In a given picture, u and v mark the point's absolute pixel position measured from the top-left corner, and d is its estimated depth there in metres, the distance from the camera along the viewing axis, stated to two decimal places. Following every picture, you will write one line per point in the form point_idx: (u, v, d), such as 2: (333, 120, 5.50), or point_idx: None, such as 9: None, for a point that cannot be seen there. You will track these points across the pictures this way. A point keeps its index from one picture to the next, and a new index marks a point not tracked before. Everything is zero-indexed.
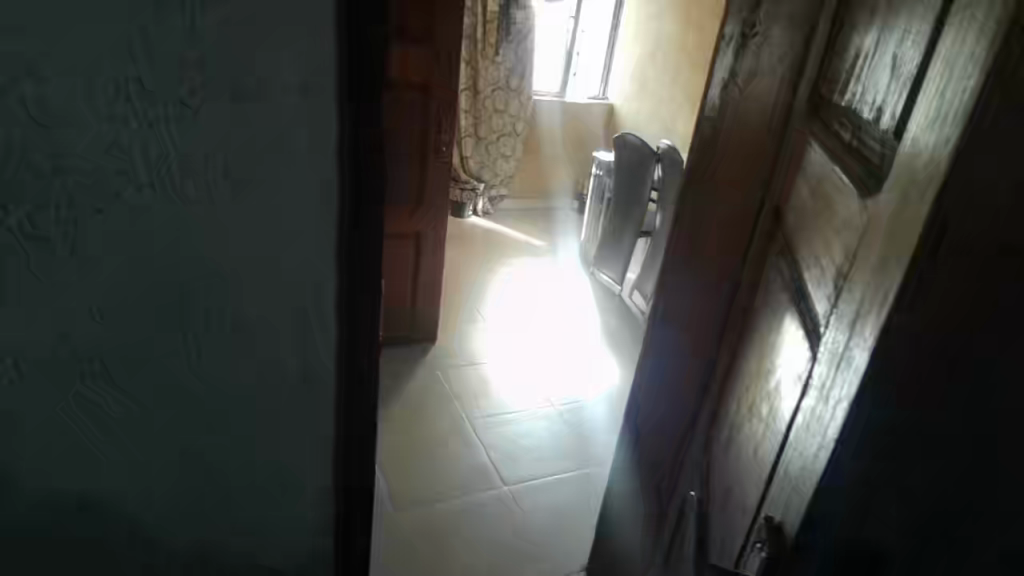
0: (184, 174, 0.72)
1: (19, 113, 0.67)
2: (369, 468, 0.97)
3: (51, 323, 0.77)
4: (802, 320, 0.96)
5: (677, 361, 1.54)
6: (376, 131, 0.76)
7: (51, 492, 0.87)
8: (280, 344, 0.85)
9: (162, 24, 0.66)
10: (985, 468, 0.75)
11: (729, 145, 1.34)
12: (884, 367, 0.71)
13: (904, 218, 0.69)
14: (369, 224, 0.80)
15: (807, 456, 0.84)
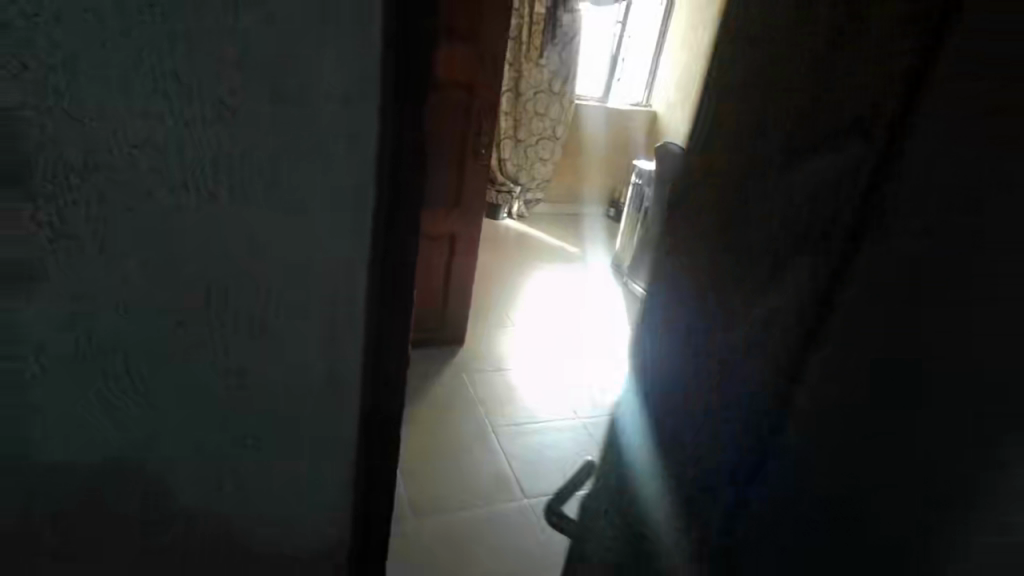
0: (220, 173, 0.70)
1: (53, 106, 0.63)
2: (390, 476, 0.95)
3: (76, 325, 0.74)
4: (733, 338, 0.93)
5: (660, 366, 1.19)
6: (418, 134, 0.73)
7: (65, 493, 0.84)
8: (307, 352, 0.82)
9: (203, 19, 0.63)
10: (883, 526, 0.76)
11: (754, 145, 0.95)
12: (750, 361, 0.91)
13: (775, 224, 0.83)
14: (404, 227, 0.78)
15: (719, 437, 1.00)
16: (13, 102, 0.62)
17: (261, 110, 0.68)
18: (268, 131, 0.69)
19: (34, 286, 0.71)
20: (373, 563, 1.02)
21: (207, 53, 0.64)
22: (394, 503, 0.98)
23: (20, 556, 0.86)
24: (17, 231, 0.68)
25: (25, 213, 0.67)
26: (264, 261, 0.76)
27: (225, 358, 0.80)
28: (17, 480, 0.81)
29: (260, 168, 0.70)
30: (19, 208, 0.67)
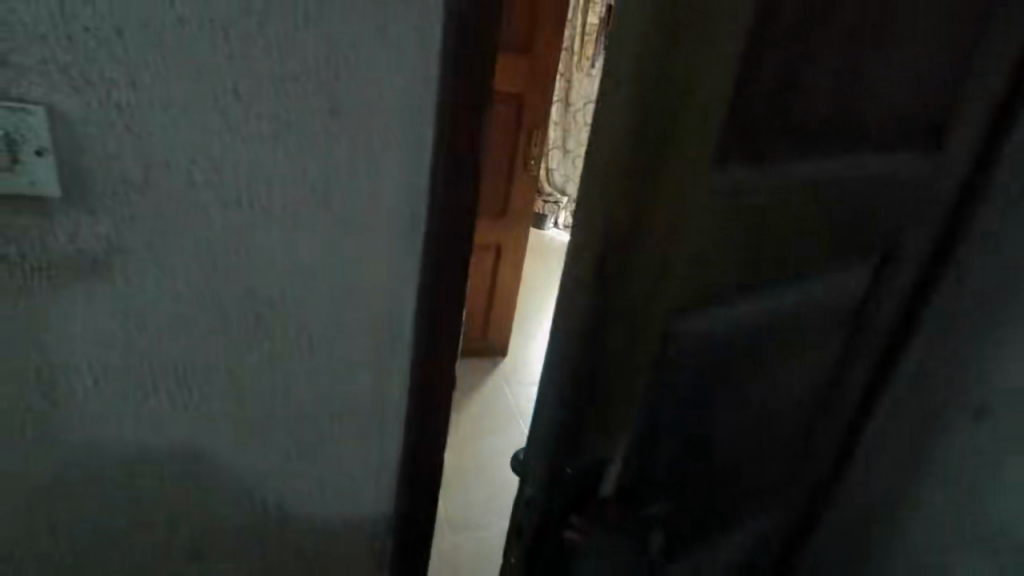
0: (274, 192, 0.69)
1: (115, 122, 0.62)
2: (433, 499, 0.92)
3: (128, 341, 0.73)
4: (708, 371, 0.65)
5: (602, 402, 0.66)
6: (473, 144, 0.70)
7: (107, 512, 0.82)
8: (354, 368, 0.81)
9: (265, 36, 0.62)
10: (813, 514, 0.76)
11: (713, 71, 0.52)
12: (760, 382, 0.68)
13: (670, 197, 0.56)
14: (456, 243, 0.74)
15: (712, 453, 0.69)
16: (76, 116, 0.61)
17: (317, 127, 0.67)
18: (324, 146, 0.68)
19: (90, 302, 0.69)
20: None
21: (266, 70, 0.64)
22: (435, 528, 0.95)
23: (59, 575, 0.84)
24: (75, 246, 0.66)
25: (84, 229, 0.66)
26: (315, 280, 0.74)
27: (272, 376, 0.79)
28: (66, 495, 0.79)
29: (313, 185, 0.70)
30: (78, 224, 0.65)
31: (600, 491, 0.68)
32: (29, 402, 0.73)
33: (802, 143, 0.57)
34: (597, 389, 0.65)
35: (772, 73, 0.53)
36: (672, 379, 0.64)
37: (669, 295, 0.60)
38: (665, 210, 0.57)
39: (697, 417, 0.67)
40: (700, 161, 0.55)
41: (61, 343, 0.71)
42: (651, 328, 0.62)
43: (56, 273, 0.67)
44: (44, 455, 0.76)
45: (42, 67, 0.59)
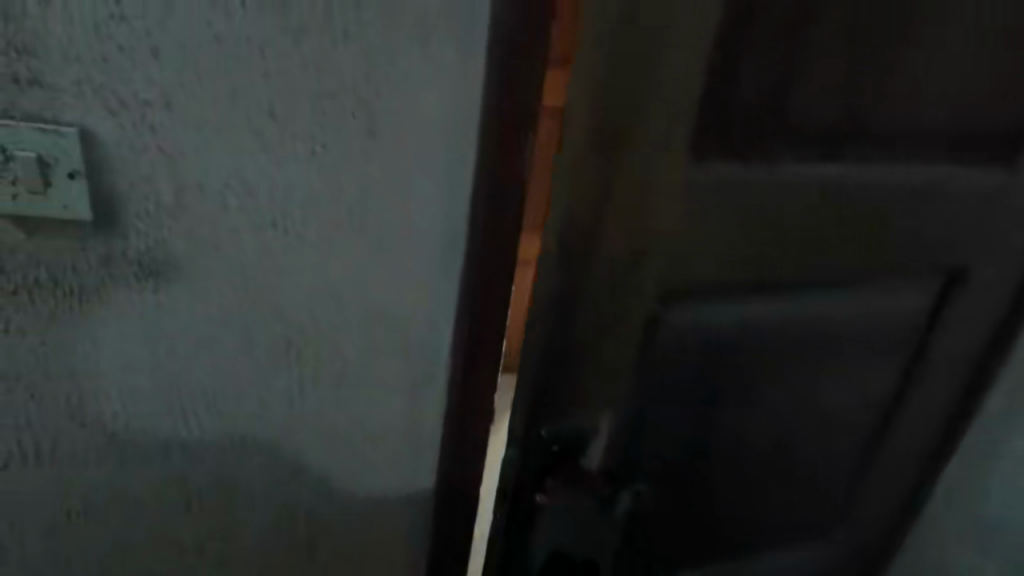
0: (308, 215, 0.66)
1: (148, 143, 0.60)
2: (467, 535, 0.85)
3: (158, 366, 0.71)
4: (679, 354, 0.82)
5: (574, 370, 0.78)
6: (517, 165, 0.65)
7: (132, 538, 0.80)
8: (388, 394, 0.77)
9: (304, 54, 0.59)
10: (854, 493, 1.03)
11: (660, 109, 0.66)
12: (708, 371, 0.84)
13: (641, 209, 0.72)
14: (497, 264, 0.70)
15: (679, 432, 0.88)
16: (109, 138, 0.59)
17: (354, 147, 0.64)
18: (361, 167, 0.65)
19: (121, 325, 0.68)
20: None
21: (303, 89, 0.61)
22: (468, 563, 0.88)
23: None
24: (107, 270, 0.65)
25: (116, 252, 0.64)
26: (348, 304, 0.71)
27: (303, 404, 0.76)
28: (94, 517, 0.78)
29: (348, 208, 0.66)
30: (110, 247, 0.63)
31: (583, 464, 0.86)
32: (60, 425, 0.72)
33: (799, 137, 0.72)
34: (571, 364, 0.78)
35: (751, 90, 0.68)
36: (656, 374, 0.82)
37: (644, 286, 0.76)
38: (628, 214, 0.71)
39: (696, 419, 0.87)
40: (672, 170, 0.70)
41: (92, 366, 0.69)
42: (640, 300, 0.77)
43: (87, 296, 0.65)
44: (73, 478, 0.75)
45: (77, 89, 0.57)
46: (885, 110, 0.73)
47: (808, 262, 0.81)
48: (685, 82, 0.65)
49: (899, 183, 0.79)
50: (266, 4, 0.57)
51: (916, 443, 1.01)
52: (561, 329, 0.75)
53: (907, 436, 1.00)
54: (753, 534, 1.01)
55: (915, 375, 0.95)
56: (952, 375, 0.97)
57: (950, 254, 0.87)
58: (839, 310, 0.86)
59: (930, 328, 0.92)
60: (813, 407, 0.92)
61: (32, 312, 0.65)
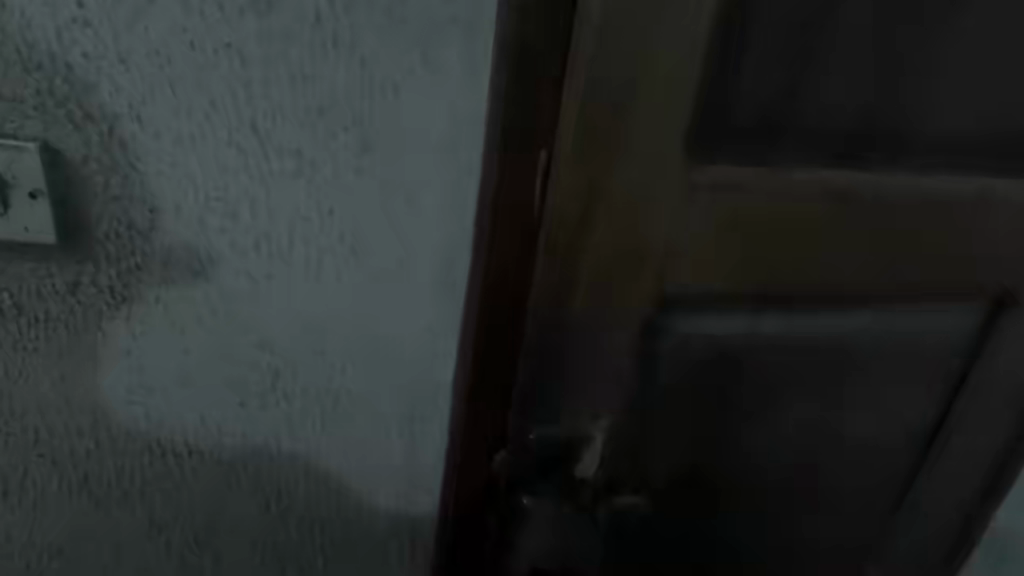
0: (296, 238, 0.60)
1: (118, 160, 0.55)
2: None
3: (134, 400, 0.65)
4: (681, 369, 0.73)
5: (562, 385, 0.69)
6: (523, 173, 0.60)
7: None
8: (384, 428, 0.70)
9: (288, 63, 0.54)
10: (895, 519, 0.94)
11: (655, 111, 0.59)
12: (721, 373, 0.75)
13: (636, 212, 0.63)
14: (504, 282, 0.63)
15: (687, 440, 0.78)
16: (75, 155, 0.54)
17: (346, 165, 0.58)
18: (353, 186, 0.59)
19: (93, 356, 0.62)
20: None
21: (289, 99, 0.55)
22: None
23: None
24: (76, 296, 0.59)
25: (85, 278, 0.58)
26: (340, 328, 0.65)
27: (292, 442, 0.69)
28: (66, 564, 0.72)
29: (339, 227, 0.60)
30: (78, 273, 0.58)
31: (578, 472, 0.73)
32: (29, 461, 0.66)
33: (809, 140, 0.66)
34: (560, 369, 0.68)
35: (756, 87, 0.62)
36: (657, 384, 0.73)
37: (640, 294, 0.67)
38: (621, 217, 0.63)
39: (703, 427, 0.78)
40: (670, 172, 0.62)
41: (61, 399, 0.64)
42: (634, 306, 0.67)
43: (55, 324, 0.60)
44: (44, 519, 0.69)
45: (39, 101, 0.52)
46: (901, 111, 0.68)
47: (825, 269, 0.73)
48: (678, 78, 0.58)
49: (926, 192, 0.72)
50: (246, 5, 0.52)
51: (965, 466, 0.93)
52: (543, 342, 0.67)
53: (949, 470, 0.93)
54: (770, 560, 0.91)
55: (967, 392, 0.88)
56: (1000, 401, 0.89)
57: (997, 273, 0.80)
58: (863, 329, 0.78)
59: (973, 357, 0.85)
60: (836, 434, 0.85)
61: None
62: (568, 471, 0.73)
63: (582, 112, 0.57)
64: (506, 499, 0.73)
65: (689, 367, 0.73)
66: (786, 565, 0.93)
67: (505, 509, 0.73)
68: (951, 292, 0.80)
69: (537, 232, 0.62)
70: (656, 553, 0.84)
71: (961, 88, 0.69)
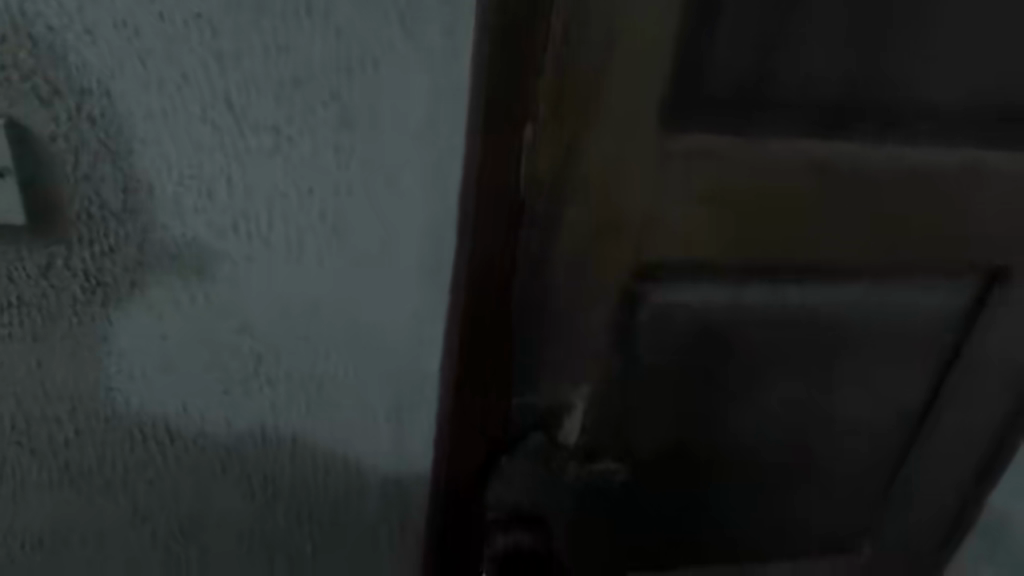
0: (275, 216, 0.59)
1: (88, 137, 0.53)
2: (460, 558, 0.79)
3: (112, 387, 0.63)
4: (657, 336, 0.77)
5: (543, 347, 0.74)
6: (506, 144, 0.62)
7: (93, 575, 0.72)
8: (370, 412, 0.69)
9: (262, 33, 0.52)
10: (883, 495, 0.96)
11: (628, 79, 0.61)
12: (698, 343, 0.78)
13: (611, 179, 0.66)
14: (484, 251, 0.65)
15: (668, 410, 0.82)
16: (43, 131, 0.52)
17: (326, 140, 0.56)
18: (332, 164, 0.57)
19: (69, 342, 0.61)
20: None
21: (263, 72, 0.53)
22: None
23: None
24: (50, 280, 0.58)
25: (58, 261, 0.57)
26: (323, 312, 0.63)
27: (276, 429, 0.68)
28: (49, 555, 0.70)
29: (319, 207, 0.59)
30: (50, 255, 0.56)
31: (559, 438, 0.80)
32: (8, 450, 0.65)
33: (785, 111, 0.67)
34: (538, 330, 0.72)
35: (729, 57, 0.64)
36: (632, 350, 0.77)
37: (614, 261, 0.70)
38: (596, 186, 0.66)
39: (681, 393, 0.81)
40: (642, 141, 0.64)
41: (39, 386, 0.62)
42: (611, 275, 0.71)
43: (29, 308, 0.59)
44: (27, 510, 0.68)
45: (3, 75, 0.50)
46: (886, 83, 0.68)
47: (805, 243, 0.73)
48: (656, 45, 0.60)
49: (911, 167, 0.72)
50: None
51: (956, 446, 0.93)
52: (522, 306, 0.71)
53: (942, 447, 0.93)
54: (752, 529, 0.94)
55: (959, 370, 0.87)
56: (993, 380, 0.89)
57: (985, 249, 0.79)
58: (846, 303, 0.79)
59: (966, 332, 0.85)
60: (818, 406, 0.86)
61: None
62: (551, 437, 0.79)
63: (557, 80, 0.60)
64: (494, 470, 0.77)
65: (666, 334, 0.77)
66: (768, 536, 0.96)
67: (490, 475, 0.77)
68: (938, 267, 0.80)
69: (517, 201, 0.65)
70: (636, 521, 0.89)
71: (949, 61, 0.68)
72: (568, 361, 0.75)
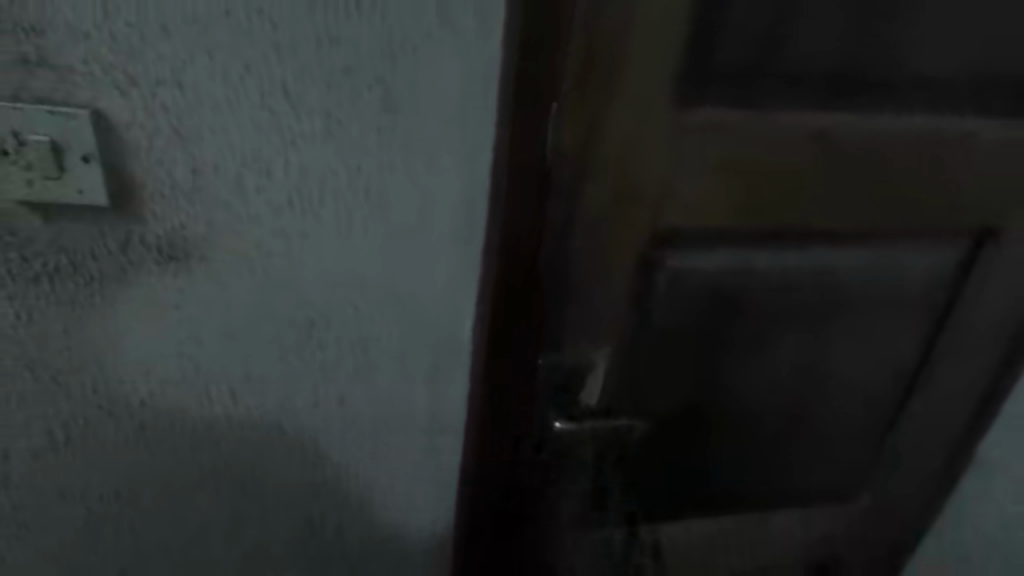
0: (326, 194, 0.64)
1: (162, 125, 0.58)
2: (492, 497, 0.89)
3: (183, 352, 0.70)
4: (673, 301, 0.83)
5: (569, 312, 0.79)
6: (538, 125, 0.67)
7: (166, 521, 0.79)
8: (412, 373, 0.76)
9: (315, 24, 0.57)
10: (878, 446, 1.04)
11: (648, 61, 0.66)
12: (712, 306, 0.84)
13: (632, 155, 0.71)
14: (512, 228, 0.72)
15: (684, 370, 0.89)
16: (122, 119, 0.58)
17: (370, 123, 0.62)
18: (377, 144, 0.63)
19: (144, 311, 0.67)
20: None
21: (317, 63, 0.59)
22: (495, 523, 0.91)
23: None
24: (127, 255, 0.63)
25: (135, 236, 0.63)
26: (368, 283, 0.69)
27: (327, 388, 0.75)
28: (125, 506, 0.77)
29: (366, 186, 0.65)
30: (127, 232, 0.62)
31: (581, 398, 0.85)
32: (89, 412, 0.71)
33: (794, 88, 0.72)
34: (564, 299, 0.78)
35: (743, 34, 0.68)
36: (649, 315, 0.83)
37: (634, 232, 0.76)
38: (618, 163, 0.71)
39: (694, 354, 0.88)
40: (660, 118, 0.69)
41: (115, 352, 0.68)
42: (630, 245, 0.77)
43: (108, 280, 0.64)
44: (105, 465, 0.74)
45: (87, 70, 0.56)
46: (885, 57, 0.73)
47: (808, 209, 0.79)
48: (667, 34, 0.65)
49: (904, 137, 0.77)
50: None
51: (950, 400, 1.00)
52: (549, 275, 0.76)
53: (938, 397, 1.00)
54: (759, 481, 1.02)
55: (951, 329, 0.94)
56: (985, 337, 0.95)
57: (973, 216, 0.85)
58: (847, 266, 0.86)
59: (960, 288, 0.91)
60: (820, 364, 0.93)
61: (54, 300, 0.64)
62: (575, 396, 0.84)
63: (584, 64, 0.65)
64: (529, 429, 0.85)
65: (681, 297, 0.83)
66: (773, 487, 1.03)
67: (518, 430, 0.85)
68: (929, 230, 0.86)
69: (545, 177, 0.70)
70: (654, 473, 0.96)
71: (944, 35, 0.73)
72: (592, 327, 0.81)
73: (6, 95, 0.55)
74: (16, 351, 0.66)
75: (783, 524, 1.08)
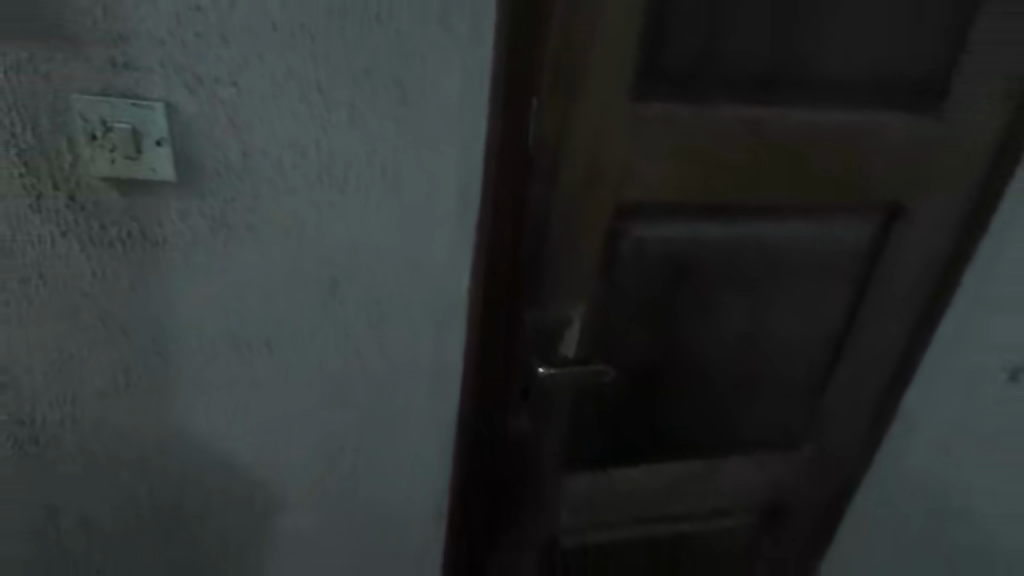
0: (350, 173, 0.78)
1: (220, 115, 0.72)
2: (486, 436, 1.05)
3: (229, 307, 0.83)
4: (637, 266, 0.98)
5: (549, 276, 0.94)
6: (521, 120, 0.84)
7: (209, 458, 0.92)
8: (418, 326, 0.89)
9: (344, 35, 0.72)
10: (818, 397, 1.20)
11: (610, 66, 0.82)
12: (669, 271, 1.00)
13: (598, 142, 0.86)
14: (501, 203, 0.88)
15: (648, 327, 1.04)
16: (188, 111, 0.71)
17: (386, 115, 0.76)
18: (391, 132, 0.77)
19: (198, 271, 0.80)
20: (475, 522, 1.13)
21: (344, 66, 0.73)
22: (489, 461, 1.08)
23: (167, 511, 0.95)
24: (187, 223, 0.77)
25: (195, 208, 0.76)
26: (383, 247, 0.83)
27: (346, 340, 0.88)
28: (175, 445, 0.90)
29: (382, 166, 0.79)
30: (188, 204, 0.76)
31: (560, 349, 1.00)
32: (149, 360, 0.84)
33: (728, 88, 0.89)
34: (543, 264, 0.93)
35: (684, 45, 0.85)
36: (616, 279, 0.98)
37: (602, 207, 0.91)
38: (586, 149, 0.86)
39: (655, 313, 1.03)
40: (620, 112, 0.85)
41: (172, 307, 0.81)
42: (599, 218, 0.92)
43: (171, 245, 0.77)
44: (159, 408, 0.87)
45: (163, 71, 0.69)
46: (802, 62, 0.90)
47: (747, 187, 0.95)
48: (622, 45, 0.81)
49: (823, 128, 0.94)
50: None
51: (876, 355, 1.17)
52: (531, 245, 0.92)
53: (867, 353, 1.16)
54: (716, 428, 1.18)
55: (873, 292, 1.11)
56: (904, 300, 1.12)
57: (889, 195, 1.01)
58: (782, 237, 1.02)
59: (878, 256, 1.08)
60: (762, 322, 1.09)
61: (125, 262, 0.77)
62: (556, 349, 1.00)
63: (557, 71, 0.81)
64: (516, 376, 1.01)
65: (642, 263, 0.98)
66: (729, 434, 1.19)
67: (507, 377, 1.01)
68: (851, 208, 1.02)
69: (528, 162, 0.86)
70: (626, 420, 1.11)
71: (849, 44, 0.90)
72: (568, 288, 0.96)
73: (97, 90, 0.69)
74: (90, 305, 0.79)
75: (738, 468, 1.23)
